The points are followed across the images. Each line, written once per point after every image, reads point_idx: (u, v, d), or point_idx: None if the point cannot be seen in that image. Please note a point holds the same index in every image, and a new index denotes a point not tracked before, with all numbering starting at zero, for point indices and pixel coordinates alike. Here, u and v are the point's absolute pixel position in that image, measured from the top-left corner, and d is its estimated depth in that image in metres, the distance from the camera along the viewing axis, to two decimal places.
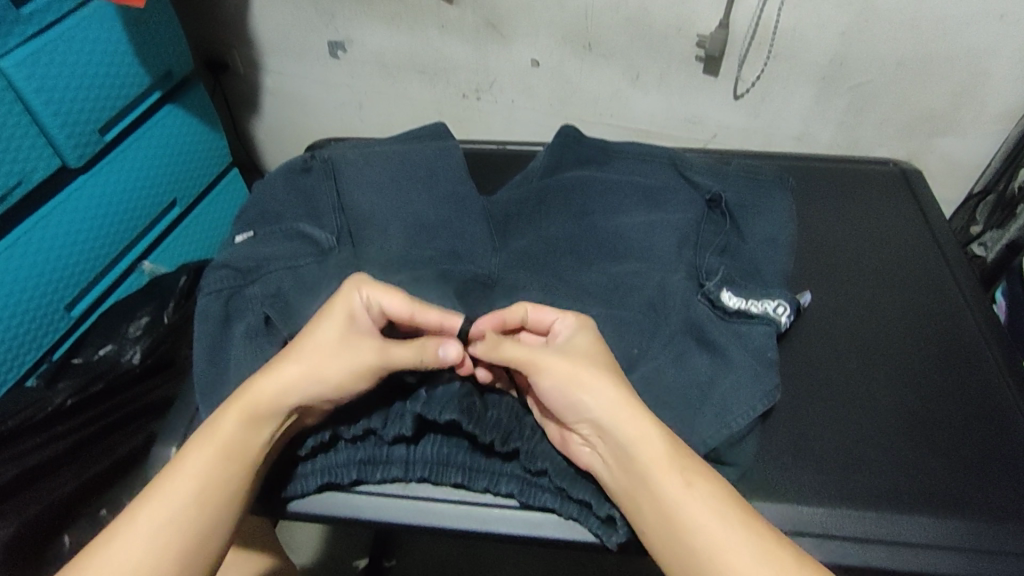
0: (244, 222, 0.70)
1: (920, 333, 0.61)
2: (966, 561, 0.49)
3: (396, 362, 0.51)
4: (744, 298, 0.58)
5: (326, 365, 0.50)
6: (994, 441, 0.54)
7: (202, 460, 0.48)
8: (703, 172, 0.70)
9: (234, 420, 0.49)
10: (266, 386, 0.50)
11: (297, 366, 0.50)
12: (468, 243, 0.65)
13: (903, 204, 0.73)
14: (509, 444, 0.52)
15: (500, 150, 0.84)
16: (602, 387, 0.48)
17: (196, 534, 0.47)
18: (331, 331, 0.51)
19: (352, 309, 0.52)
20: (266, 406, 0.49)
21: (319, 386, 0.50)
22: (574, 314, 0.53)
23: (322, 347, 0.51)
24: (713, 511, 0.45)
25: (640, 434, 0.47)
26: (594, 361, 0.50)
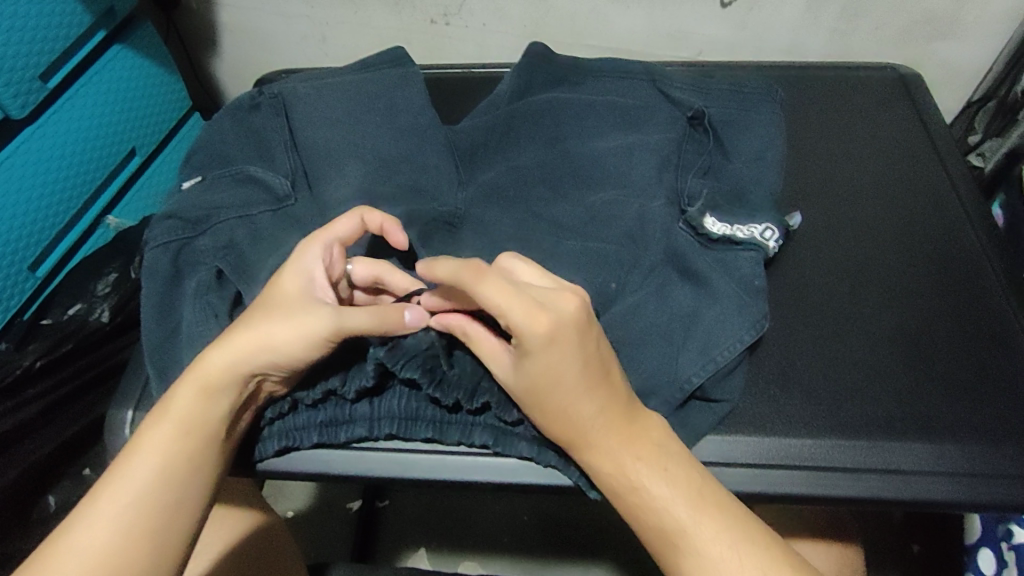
0: (192, 167, 0.64)
1: (915, 250, 0.58)
2: (961, 486, 0.46)
3: (346, 325, 0.45)
4: (729, 223, 0.54)
5: (270, 334, 0.46)
6: (992, 360, 0.51)
7: (163, 437, 0.45)
8: (684, 88, 0.64)
9: (188, 394, 0.45)
10: (218, 358, 0.46)
11: (243, 338, 0.46)
12: (431, 177, 0.60)
13: (900, 111, 0.68)
14: (476, 400, 0.49)
15: (467, 75, 0.78)
16: (560, 414, 0.44)
17: (158, 513, 0.43)
18: (282, 298, 0.47)
19: (304, 271, 0.48)
20: (214, 377, 0.46)
21: (267, 354, 0.46)
22: (523, 328, 0.40)
23: (271, 314, 0.47)
24: (676, 530, 0.42)
25: (607, 455, 0.44)
26: (541, 389, 0.43)
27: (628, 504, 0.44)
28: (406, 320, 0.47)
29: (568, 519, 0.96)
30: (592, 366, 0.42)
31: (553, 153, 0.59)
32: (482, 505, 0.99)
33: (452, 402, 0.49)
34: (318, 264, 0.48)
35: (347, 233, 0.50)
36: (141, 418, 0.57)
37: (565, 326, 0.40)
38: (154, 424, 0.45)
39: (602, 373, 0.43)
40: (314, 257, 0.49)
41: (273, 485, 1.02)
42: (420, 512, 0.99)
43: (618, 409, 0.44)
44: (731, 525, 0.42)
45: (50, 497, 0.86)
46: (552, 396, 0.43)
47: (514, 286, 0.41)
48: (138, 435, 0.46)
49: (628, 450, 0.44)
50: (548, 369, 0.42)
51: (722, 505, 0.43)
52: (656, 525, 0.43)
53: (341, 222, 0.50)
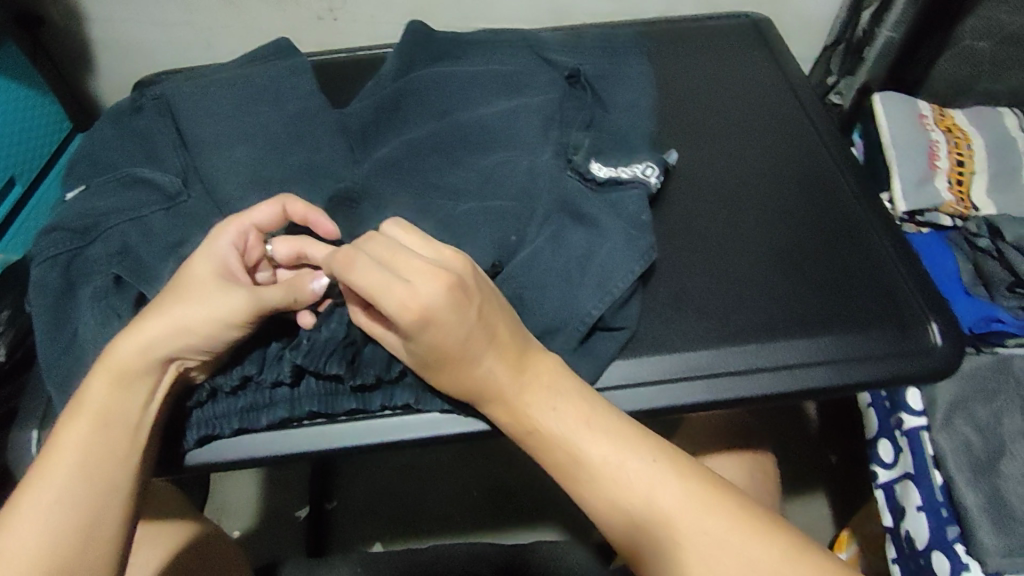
0: (74, 177, 0.63)
1: (781, 174, 0.64)
2: (839, 369, 0.52)
3: (264, 303, 0.47)
4: (613, 166, 0.58)
5: (181, 314, 0.46)
6: (851, 258, 0.58)
7: (82, 435, 0.44)
8: (560, 50, 0.68)
9: (102, 386, 0.45)
10: (130, 346, 0.45)
11: (153, 322, 0.46)
12: (326, 157, 0.61)
13: (757, 55, 0.74)
14: (393, 371, 0.51)
15: (352, 58, 0.79)
16: (455, 378, 0.47)
17: (87, 511, 0.43)
18: (190, 276, 0.48)
19: (215, 260, 0.48)
20: (130, 368, 0.45)
21: (187, 337, 0.46)
22: (399, 316, 0.43)
23: (178, 292, 0.47)
24: (570, 460, 0.46)
25: (509, 403, 0.47)
26: (432, 362, 0.46)
27: (532, 439, 0.47)
28: (311, 290, 0.50)
29: (510, 476, 1.01)
30: (474, 333, 0.45)
31: (444, 124, 0.61)
32: (425, 483, 1.01)
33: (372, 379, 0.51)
34: (230, 251, 0.49)
35: (266, 220, 0.50)
36: (47, 435, 0.56)
37: (437, 309, 0.42)
38: (71, 420, 0.44)
39: (490, 337, 0.46)
40: (230, 249, 0.49)
41: (214, 504, 0.99)
42: (367, 503, 1.00)
43: (513, 365, 0.47)
44: (632, 445, 0.46)
45: None
46: (445, 365, 0.46)
47: (385, 269, 0.43)
48: (53, 437, 0.45)
49: (527, 394, 0.47)
50: (428, 343, 0.44)
51: (623, 431, 0.47)
52: (553, 459, 0.47)
53: (259, 209, 0.50)
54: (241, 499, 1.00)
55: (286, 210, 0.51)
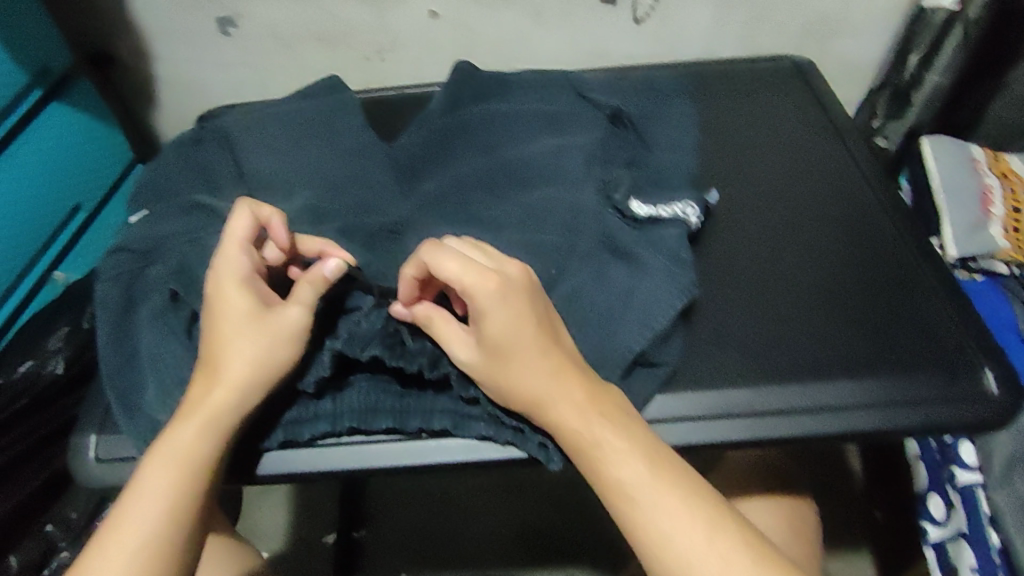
0: (139, 201, 0.66)
1: (828, 214, 0.63)
2: (884, 413, 0.52)
3: (309, 306, 0.49)
4: (654, 205, 0.58)
5: (254, 352, 0.48)
6: (900, 302, 0.57)
7: (166, 478, 0.46)
8: (602, 90, 0.69)
9: (191, 434, 0.47)
10: (218, 394, 0.48)
11: (235, 364, 0.48)
12: (376, 192, 0.62)
13: (801, 95, 0.74)
14: (437, 369, 0.51)
15: (400, 95, 0.82)
16: (511, 388, 0.47)
17: (171, 547, 0.46)
18: (239, 312, 0.49)
19: (246, 288, 0.50)
20: (220, 417, 0.48)
21: (265, 376, 0.49)
22: (482, 286, 0.46)
23: (248, 331, 0.49)
24: (628, 484, 0.45)
25: (559, 420, 0.47)
26: (503, 354, 0.47)
27: (590, 458, 0.46)
28: (323, 273, 0.50)
29: (542, 514, 0.99)
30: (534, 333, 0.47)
31: (490, 159, 0.63)
32: (457, 519, 1.00)
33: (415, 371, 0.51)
34: (244, 272, 0.50)
35: (247, 231, 0.51)
36: (106, 441, 0.57)
37: (514, 284, 0.46)
38: (159, 465, 0.47)
39: (547, 340, 0.48)
40: (246, 268, 0.50)
41: (246, 526, 1.00)
42: (399, 538, 0.99)
43: (567, 377, 0.47)
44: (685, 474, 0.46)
45: (10, 556, 0.77)
46: (512, 360, 0.47)
47: (468, 253, 0.48)
48: (139, 479, 0.47)
49: (590, 404, 0.47)
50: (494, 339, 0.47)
51: (673, 461, 0.46)
52: (615, 479, 0.45)
53: (236, 223, 0.50)
54: (271, 523, 1.00)
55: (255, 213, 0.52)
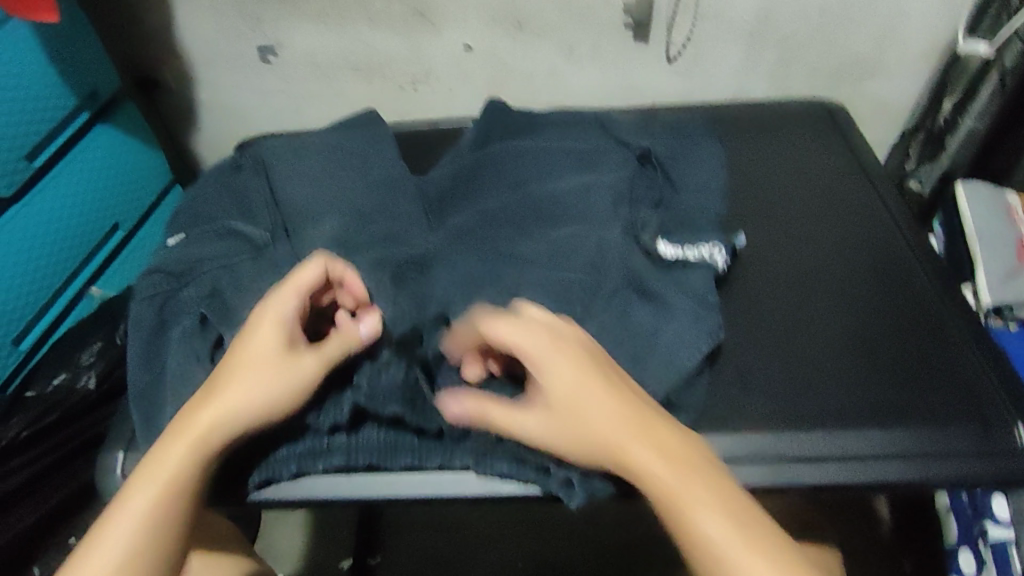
0: (177, 226, 0.68)
1: (857, 259, 0.63)
2: (913, 466, 0.50)
3: (329, 359, 0.51)
4: (680, 246, 0.59)
5: (259, 387, 0.49)
6: (931, 352, 0.56)
7: (147, 495, 0.47)
8: (630, 130, 0.70)
9: (178, 453, 0.48)
10: (205, 416, 0.48)
11: (232, 391, 0.49)
12: (404, 225, 0.63)
13: (831, 139, 0.74)
14: (461, 418, 0.52)
15: (433, 129, 0.84)
16: (580, 437, 0.47)
17: (142, 561, 0.47)
18: (259, 346, 0.50)
19: (279, 327, 0.51)
20: (208, 440, 0.48)
21: (263, 410, 0.49)
22: (537, 336, 0.48)
23: (257, 364, 0.49)
24: (711, 538, 0.44)
25: (640, 473, 0.46)
26: (569, 408, 0.47)
27: (672, 515, 0.45)
28: (359, 334, 0.53)
29: (553, 550, 0.98)
30: (600, 382, 0.48)
31: (517, 196, 0.64)
32: (467, 547, 0.99)
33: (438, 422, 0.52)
34: (292, 316, 0.51)
35: (312, 281, 0.52)
36: (131, 458, 0.59)
37: (564, 333, 0.49)
38: (143, 480, 0.48)
39: (614, 388, 0.48)
40: (291, 312, 0.51)
41: (262, 545, 1.00)
42: (413, 567, 0.98)
43: (637, 425, 0.47)
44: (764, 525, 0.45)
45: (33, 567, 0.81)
46: (575, 413, 0.47)
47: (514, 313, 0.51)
48: (124, 490, 0.48)
49: (661, 453, 0.46)
50: (561, 385, 0.47)
51: (751, 511, 0.45)
52: (701, 533, 0.44)
53: (306, 271, 0.52)
54: (288, 544, 1.00)
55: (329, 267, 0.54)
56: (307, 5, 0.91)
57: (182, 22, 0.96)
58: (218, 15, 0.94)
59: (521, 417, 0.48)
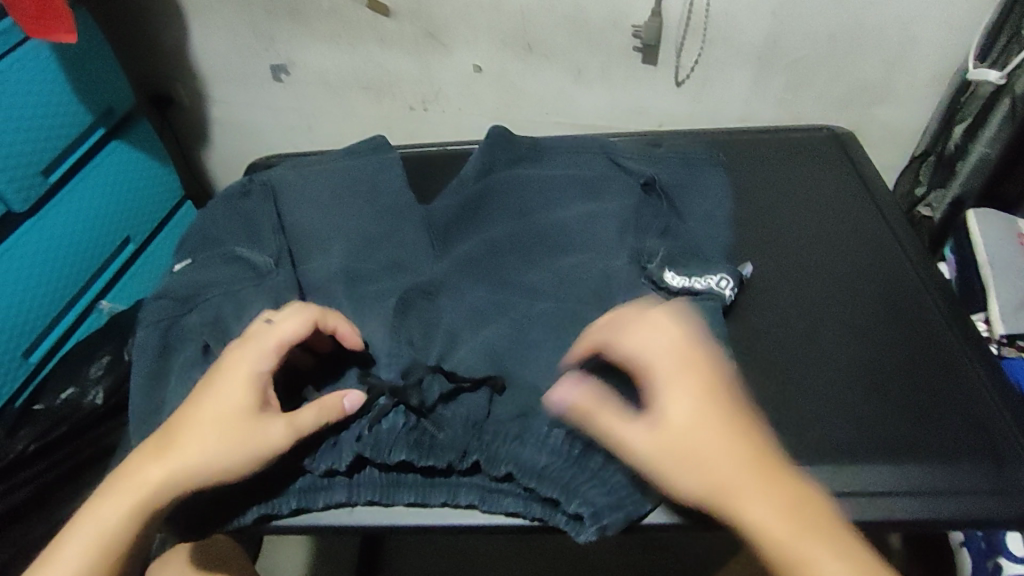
0: (186, 250, 0.68)
1: (866, 289, 0.62)
2: (922, 502, 0.50)
3: (300, 429, 0.49)
4: (687, 276, 0.57)
5: (216, 446, 0.48)
6: (942, 385, 0.55)
7: (88, 536, 0.47)
8: (637, 157, 0.70)
9: (121, 500, 0.47)
10: (155, 471, 0.48)
11: (188, 446, 0.48)
12: (410, 252, 0.63)
13: (840, 167, 0.74)
14: (466, 461, 0.51)
15: (441, 152, 0.85)
16: (700, 465, 0.44)
17: None
18: (225, 402, 0.49)
19: (252, 385, 0.50)
20: (152, 493, 0.47)
21: (217, 471, 0.48)
22: (668, 350, 0.48)
23: (219, 421, 0.48)
24: None
25: (758, 515, 0.42)
26: (695, 428, 0.44)
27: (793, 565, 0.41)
28: (342, 405, 0.51)
29: (557, 572, 0.96)
30: (726, 417, 0.45)
31: (522, 224, 0.64)
32: (470, 574, 0.98)
33: (444, 464, 0.51)
34: (265, 374, 0.50)
35: (296, 335, 0.51)
36: None
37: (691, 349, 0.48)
38: (86, 521, 0.48)
39: (741, 421, 0.46)
40: (263, 369, 0.50)
41: (264, 567, 1.00)
42: None
43: (763, 466, 0.44)
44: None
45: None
46: (697, 436, 0.44)
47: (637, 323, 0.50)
48: (70, 528, 0.48)
49: (780, 499, 0.43)
50: (690, 413, 0.45)
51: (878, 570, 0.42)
52: None
53: (287, 324, 0.51)
54: (290, 566, 1.00)
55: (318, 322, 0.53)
56: (319, 27, 0.92)
57: (197, 42, 0.97)
58: (232, 35, 0.95)
59: (634, 436, 0.45)
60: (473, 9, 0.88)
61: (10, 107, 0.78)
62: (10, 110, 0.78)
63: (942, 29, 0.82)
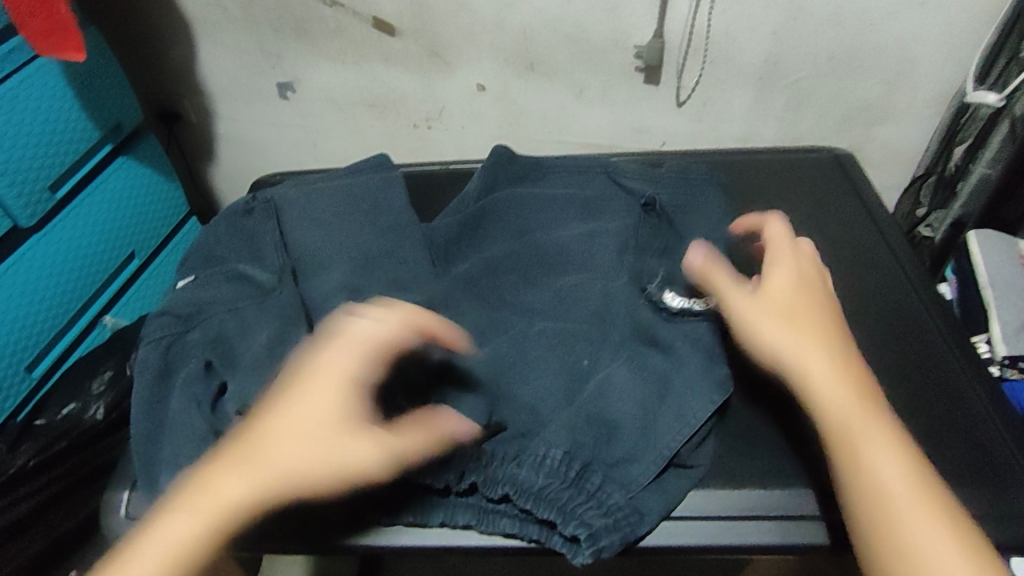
0: (189, 267, 0.69)
1: (867, 311, 0.62)
2: None
3: (402, 453, 0.47)
4: (687, 297, 0.58)
5: (315, 464, 0.44)
6: (942, 410, 0.55)
7: (155, 559, 0.42)
8: (638, 177, 0.71)
9: (194, 517, 0.43)
10: (239, 488, 0.43)
11: (278, 461, 0.44)
12: (411, 270, 0.64)
13: (839, 189, 0.74)
14: (463, 481, 0.51)
15: (444, 171, 0.86)
16: (796, 324, 0.49)
17: None
18: (321, 415, 0.45)
19: (347, 397, 0.46)
20: (234, 510, 0.43)
21: (312, 486, 0.45)
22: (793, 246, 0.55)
23: (315, 434, 0.45)
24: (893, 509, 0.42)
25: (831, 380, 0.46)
26: (795, 300, 0.51)
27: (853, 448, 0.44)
28: (451, 428, 0.49)
29: None
30: (827, 320, 0.50)
31: (523, 243, 0.64)
32: None
33: (441, 484, 0.51)
34: (359, 382, 0.46)
35: (384, 338, 0.47)
36: (136, 498, 0.58)
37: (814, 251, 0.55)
38: (151, 539, 0.42)
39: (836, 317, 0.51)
40: (359, 378, 0.46)
41: None
42: None
43: (907, 441, 0.45)
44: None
45: None
46: (797, 305, 0.50)
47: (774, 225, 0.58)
48: (128, 549, 0.43)
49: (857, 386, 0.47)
50: (839, 358, 0.48)
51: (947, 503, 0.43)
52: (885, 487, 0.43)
53: (372, 327, 0.47)
54: None
55: (409, 320, 0.48)
56: (325, 45, 0.94)
57: (204, 59, 0.98)
58: (239, 53, 0.97)
59: (772, 334, 0.49)
60: (477, 29, 0.89)
61: (20, 123, 0.79)
62: (19, 126, 0.79)
63: (941, 50, 0.83)
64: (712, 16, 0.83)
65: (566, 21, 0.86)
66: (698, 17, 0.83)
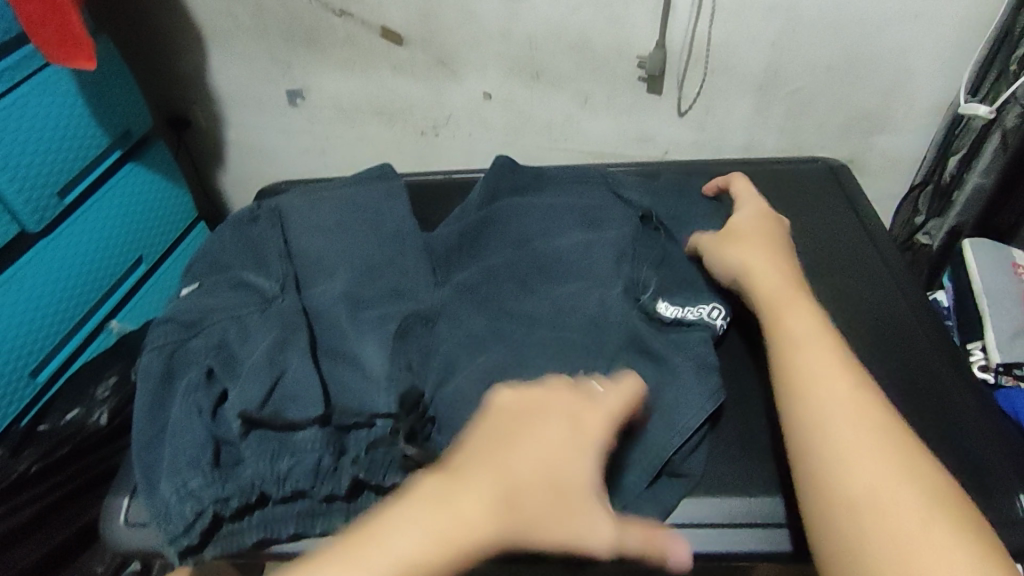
0: (194, 274, 0.71)
1: (858, 320, 0.63)
2: None
3: (627, 544, 0.40)
4: (679, 306, 0.60)
5: (556, 524, 0.39)
6: (932, 419, 0.55)
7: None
8: (636, 187, 0.72)
9: (421, 543, 0.37)
10: (480, 521, 0.38)
11: (519, 507, 0.38)
12: (411, 279, 0.65)
13: (832, 199, 0.75)
14: None
15: (447, 180, 0.87)
16: (745, 246, 0.58)
17: None
18: (566, 473, 0.40)
19: (595, 461, 0.41)
20: (465, 550, 0.37)
21: (539, 549, 0.39)
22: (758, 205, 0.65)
23: (561, 487, 0.39)
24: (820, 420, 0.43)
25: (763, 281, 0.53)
26: (750, 232, 0.60)
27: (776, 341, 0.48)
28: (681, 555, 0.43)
29: None
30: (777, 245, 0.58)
31: (522, 252, 0.65)
32: None
33: None
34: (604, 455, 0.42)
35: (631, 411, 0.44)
36: (135, 505, 0.60)
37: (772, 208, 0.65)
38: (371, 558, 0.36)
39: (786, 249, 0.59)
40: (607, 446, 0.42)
41: None
42: None
43: (869, 394, 0.44)
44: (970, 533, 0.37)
45: None
46: (747, 236, 0.59)
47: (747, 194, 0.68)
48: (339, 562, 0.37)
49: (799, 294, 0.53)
50: (782, 266, 0.55)
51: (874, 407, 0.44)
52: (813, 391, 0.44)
53: (627, 398, 0.44)
54: None
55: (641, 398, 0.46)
56: (333, 53, 0.95)
57: (213, 67, 1.00)
58: (248, 62, 0.98)
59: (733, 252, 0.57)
60: (482, 38, 0.90)
61: (30, 130, 0.81)
62: (30, 133, 0.81)
63: (940, 59, 0.83)
64: (712, 27, 0.84)
65: (570, 30, 0.87)
66: (698, 27, 0.84)
